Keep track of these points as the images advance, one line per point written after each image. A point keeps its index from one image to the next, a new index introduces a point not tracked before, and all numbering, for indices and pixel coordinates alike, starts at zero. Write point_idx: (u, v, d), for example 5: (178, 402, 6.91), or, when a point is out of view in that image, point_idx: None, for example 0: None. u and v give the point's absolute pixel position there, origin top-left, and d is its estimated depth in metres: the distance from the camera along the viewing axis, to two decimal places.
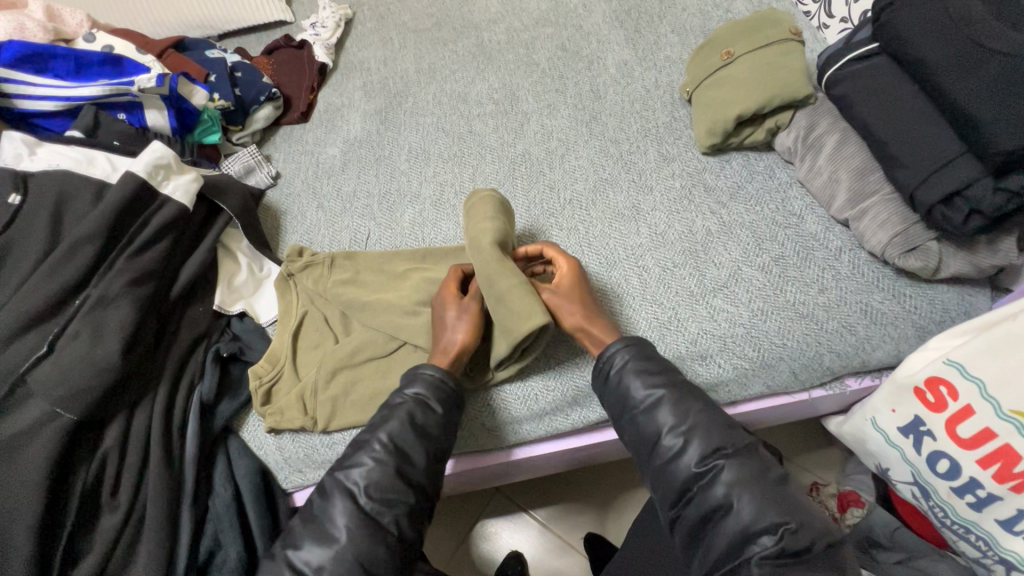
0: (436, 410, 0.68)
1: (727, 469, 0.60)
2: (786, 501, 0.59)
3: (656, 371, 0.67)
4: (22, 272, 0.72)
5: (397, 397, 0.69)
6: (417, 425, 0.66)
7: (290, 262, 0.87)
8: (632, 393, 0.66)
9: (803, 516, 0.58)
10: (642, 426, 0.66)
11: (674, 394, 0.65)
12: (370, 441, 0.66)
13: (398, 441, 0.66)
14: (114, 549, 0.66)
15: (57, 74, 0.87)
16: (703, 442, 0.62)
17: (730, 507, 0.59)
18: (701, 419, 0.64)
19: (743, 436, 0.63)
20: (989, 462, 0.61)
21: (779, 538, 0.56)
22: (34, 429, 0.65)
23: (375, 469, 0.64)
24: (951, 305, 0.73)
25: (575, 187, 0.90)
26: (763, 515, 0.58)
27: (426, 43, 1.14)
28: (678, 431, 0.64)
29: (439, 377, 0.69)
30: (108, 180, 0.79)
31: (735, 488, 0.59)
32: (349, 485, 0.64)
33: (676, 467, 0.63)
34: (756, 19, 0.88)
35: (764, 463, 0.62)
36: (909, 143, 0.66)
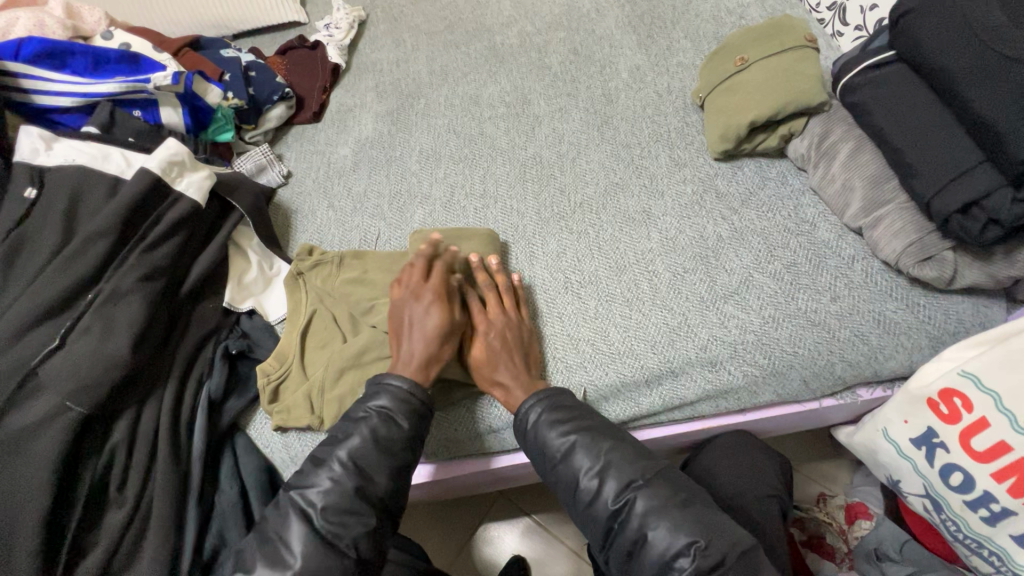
0: (402, 424, 0.66)
1: (639, 500, 0.61)
2: (700, 519, 0.59)
3: (569, 416, 0.67)
4: (37, 266, 0.72)
5: (359, 411, 0.67)
6: (381, 444, 0.65)
7: (300, 260, 0.87)
8: (549, 443, 0.66)
9: (714, 531, 0.58)
10: (562, 473, 0.66)
11: (588, 436, 0.65)
12: (328, 460, 0.64)
13: (359, 462, 0.64)
14: (121, 543, 0.66)
15: (75, 70, 0.88)
16: (617, 477, 0.63)
17: (644, 537, 0.59)
18: (614, 455, 0.64)
19: (656, 463, 0.64)
20: (1004, 476, 0.60)
21: (694, 559, 0.56)
22: (44, 422, 0.66)
23: (332, 491, 0.62)
24: (967, 316, 0.72)
25: (585, 190, 0.90)
26: (675, 536, 0.58)
27: (438, 45, 1.15)
28: (593, 473, 0.64)
29: (406, 391, 0.67)
30: (123, 175, 0.80)
31: (649, 517, 0.60)
32: (306, 506, 0.62)
33: (597, 506, 0.63)
34: (770, 25, 0.87)
35: (677, 484, 0.62)
36: (925, 151, 0.65)
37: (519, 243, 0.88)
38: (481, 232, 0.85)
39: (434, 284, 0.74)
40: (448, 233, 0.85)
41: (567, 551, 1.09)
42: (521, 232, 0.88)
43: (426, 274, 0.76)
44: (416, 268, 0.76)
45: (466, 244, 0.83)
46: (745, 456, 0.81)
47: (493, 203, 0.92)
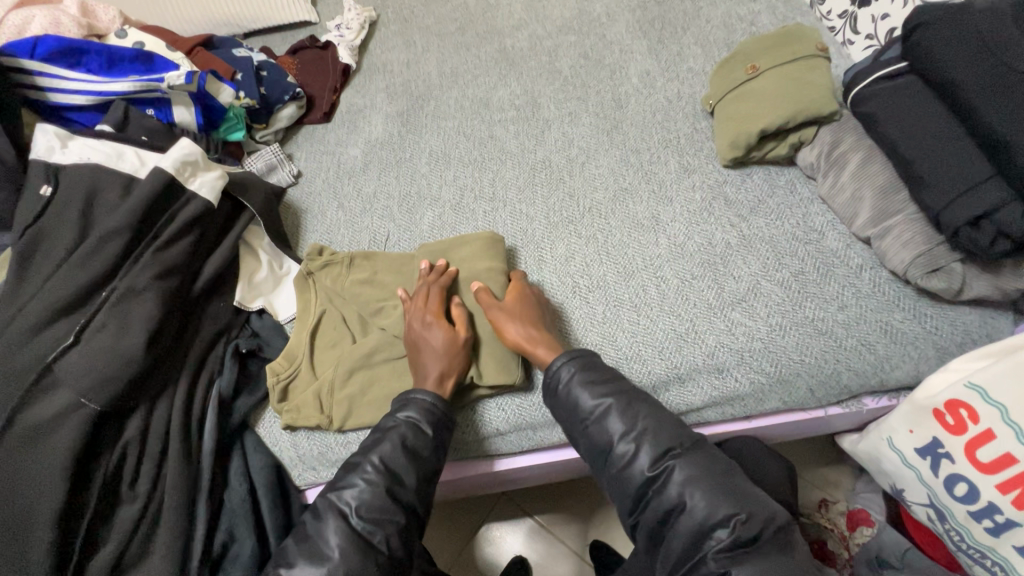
0: (428, 432, 0.68)
1: (678, 469, 0.62)
2: (738, 493, 0.60)
3: (604, 380, 0.68)
4: (52, 264, 0.73)
5: (389, 420, 0.70)
6: (410, 449, 0.67)
7: (311, 259, 0.87)
8: (582, 403, 0.67)
9: (753, 504, 0.59)
10: (593, 435, 0.67)
11: (623, 401, 0.66)
12: (361, 463, 0.67)
13: (390, 464, 0.66)
14: (133, 538, 0.67)
15: (90, 68, 0.89)
16: (654, 444, 0.63)
17: (683, 504, 0.60)
18: (650, 423, 0.65)
19: (690, 433, 0.65)
20: (1009, 487, 0.61)
21: (733, 529, 0.57)
22: (60, 418, 0.66)
23: (366, 491, 0.65)
24: (974, 328, 0.72)
25: (595, 195, 0.91)
26: (714, 507, 0.59)
27: (449, 47, 1.15)
28: (629, 437, 0.64)
29: (430, 402, 0.69)
30: (137, 174, 0.81)
31: (688, 487, 0.60)
32: (342, 506, 0.64)
33: (630, 473, 0.63)
34: (782, 34, 0.88)
35: (714, 457, 0.63)
36: (935, 163, 0.65)
37: (524, 249, 0.88)
38: (481, 235, 0.84)
39: (434, 306, 0.76)
40: (443, 243, 0.85)
41: (568, 551, 1.09)
42: (530, 237, 0.89)
43: (425, 297, 0.77)
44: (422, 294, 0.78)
45: (463, 252, 0.83)
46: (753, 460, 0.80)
47: (502, 207, 0.93)
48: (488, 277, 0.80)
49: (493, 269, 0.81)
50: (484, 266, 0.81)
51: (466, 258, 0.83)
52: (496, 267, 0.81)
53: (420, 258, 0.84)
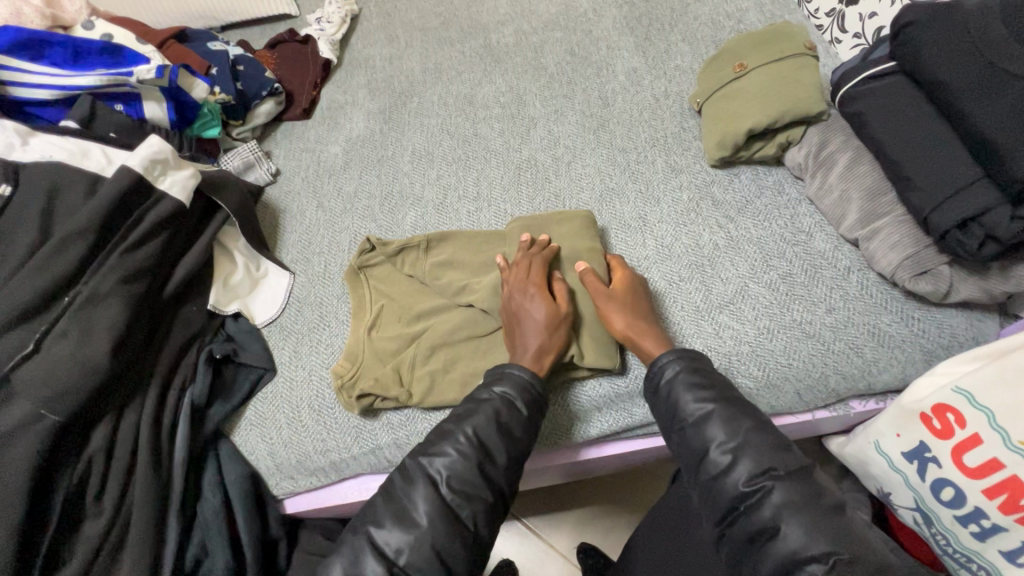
0: (521, 410, 0.65)
1: (777, 491, 0.56)
2: (845, 531, 0.53)
3: (709, 384, 0.65)
4: (10, 266, 0.69)
5: (482, 392, 0.67)
6: (503, 425, 0.64)
7: (362, 254, 0.84)
8: (682, 405, 0.64)
9: (860, 547, 0.52)
10: (689, 439, 0.63)
11: (727, 410, 0.62)
12: (453, 432, 0.63)
13: (482, 439, 0.63)
14: (98, 555, 0.64)
15: (54, 61, 0.85)
16: (754, 460, 0.58)
17: (777, 529, 0.54)
18: (754, 437, 0.60)
19: (798, 457, 0.58)
20: (996, 493, 0.60)
21: (831, 569, 0.51)
22: (19, 430, 0.63)
23: (458, 461, 0.61)
24: (960, 331, 0.72)
25: (581, 196, 0.89)
26: (812, 539, 0.52)
27: (432, 42, 1.12)
28: (727, 448, 0.60)
29: (526, 380, 0.67)
30: (103, 173, 0.77)
31: (785, 511, 0.55)
32: (432, 473, 0.61)
33: (724, 483, 0.59)
34: (770, 32, 0.86)
35: (820, 489, 0.57)
36: (923, 165, 0.64)
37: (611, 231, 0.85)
38: (576, 215, 0.82)
39: (537, 280, 0.74)
40: (539, 218, 0.83)
41: (557, 555, 1.08)
42: None
43: (526, 268, 0.75)
44: (523, 267, 0.75)
45: (561, 230, 0.81)
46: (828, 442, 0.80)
47: (486, 207, 0.91)
48: (591, 258, 0.78)
49: (594, 250, 0.80)
50: (586, 247, 0.79)
51: (564, 236, 0.81)
52: (598, 249, 0.80)
53: (513, 233, 0.82)
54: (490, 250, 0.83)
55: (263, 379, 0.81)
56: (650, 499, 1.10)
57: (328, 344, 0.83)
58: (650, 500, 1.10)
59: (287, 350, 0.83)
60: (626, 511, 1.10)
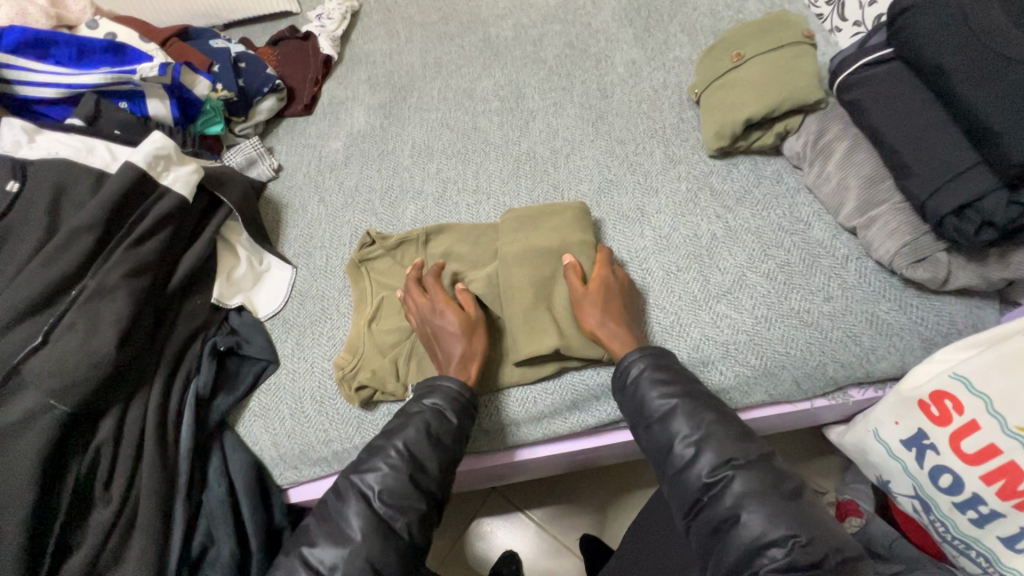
0: (452, 421, 0.67)
1: (737, 480, 0.58)
2: (802, 515, 0.56)
3: (672, 379, 0.66)
4: (18, 262, 0.71)
5: (414, 405, 0.68)
6: (433, 436, 0.66)
7: (362, 248, 0.85)
8: (648, 401, 0.65)
9: (817, 530, 0.55)
10: (656, 435, 0.65)
11: (690, 404, 0.64)
12: (385, 448, 0.65)
13: (414, 451, 0.65)
14: (107, 542, 0.66)
15: (59, 60, 0.86)
16: (716, 451, 0.61)
17: (738, 517, 0.57)
18: (717, 429, 0.62)
19: (758, 447, 0.61)
20: (994, 479, 0.60)
21: (790, 551, 0.54)
22: (29, 420, 0.65)
23: (390, 476, 0.63)
24: (959, 318, 0.72)
25: (579, 188, 0.89)
26: (772, 525, 0.55)
27: (432, 37, 1.13)
28: (690, 441, 0.62)
29: (457, 390, 0.68)
30: (107, 169, 0.78)
31: (746, 500, 0.57)
32: (364, 489, 0.63)
33: (688, 476, 0.61)
34: (767, 21, 0.86)
35: (779, 475, 0.59)
36: (921, 151, 0.64)
37: (608, 223, 0.85)
38: (570, 207, 0.81)
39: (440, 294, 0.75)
40: (534, 210, 0.82)
41: (559, 545, 1.09)
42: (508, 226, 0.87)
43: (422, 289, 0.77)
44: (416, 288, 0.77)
45: (554, 222, 0.80)
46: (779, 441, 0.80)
47: (485, 199, 0.91)
48: (579, 251, 0.78)
49: (585, 243, 0.79)
50: (576, 240, 0.78)
51: (550, 228, 0.80)
52: (587, 241, 0.79)
53: (507, 225, 0.82)
54: (485, 243, 0.83)
55: (266, 371, 0.82)
56: (648, 488, 1.11)
57: (330, 336, 0.84)
58: (648, 489, 1.11)
59: (290, 342, 0.84)
60: (628, 501, 1.11)
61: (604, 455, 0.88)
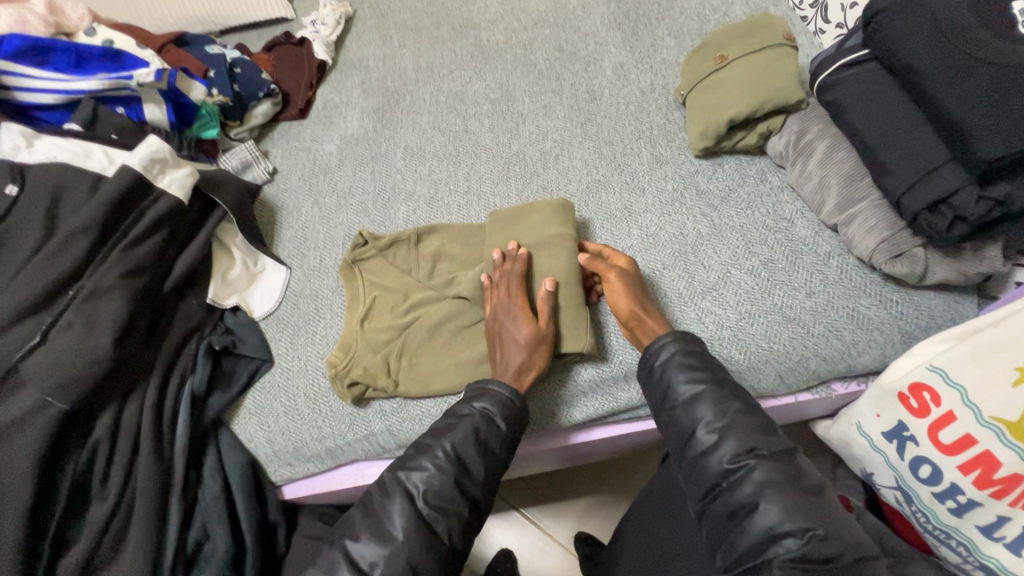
0: (502, 426, 0.66)
1: (759, 470, 0.58)
2: (820, 508, 0.55)
3: (701, 366, 0.67)
4: (17, 264, 0.72)
5: (462, 407, 0.68)
6: (481, 441, 0.65)
7: (355, 248, 0.87)
8: (674, 385, 0.66)
9: (835, 525, 0.54)
10: (679, 419, 0.65)
11: (717, 390, 0.64)
12: (432, 447, 0.64)
13: (460, 454, 0.64)
14: (104, 536, 0.67)
15: (57, 67, 0.88)
16: (739, 439, 0.60)
17: (755, 505, 0.56)
18: (740, 418, 0.62)
19: (782, 441, 0.61)
20: (969, 468, 0.61)
21: (805, 543, 0.53)
22: (27, 417, 0.66)
23: (436, 477, 0.62)
24: (938, 312, 0.73)
25: (568, 188, 0.91)
26: (790, 516, 0.55)
27: (425, 42, 1.15)
28: (714, 428, 0.62)
29: (507, 396, 0.67)
30: (104, 173, 0.80)
31: (765, 489, 0.57)
32: (409, 488, 0.62)
33: (708, 462, 0.61)
34: (749, 24, 0.88)
35: (800, 470, 0.59)
36: (896, 150, 0.66)
37: (597, 223, 0.87)
38: (549, 203, 0.82)
39: (515, 293, 0.74)
40: (514, 210, 0.83)
41: (554, 543, 1.10)
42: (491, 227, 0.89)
43: (507, 287, 0.76)
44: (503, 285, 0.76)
45: (532, 220, 0.81)
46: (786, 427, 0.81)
47: (476, 200, 0.93)
48: (557, 244, 0.78)
49: (561, 236, 0.79)
50: (551, 235, 0.79)
51: (542, 226, 0.80)
52: (565, 233, 0.79)
53: (491, 226, 0.83)
54: (473, 245, 0.85)
55: (260, 369, 0.83)
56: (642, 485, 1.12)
57: (324, 335, 0.85)
58: (642, 484, 1.12)
59: (284, 341, 0.86)
60: (621, 497, 1.12)
61: (604, 448, 0.89)
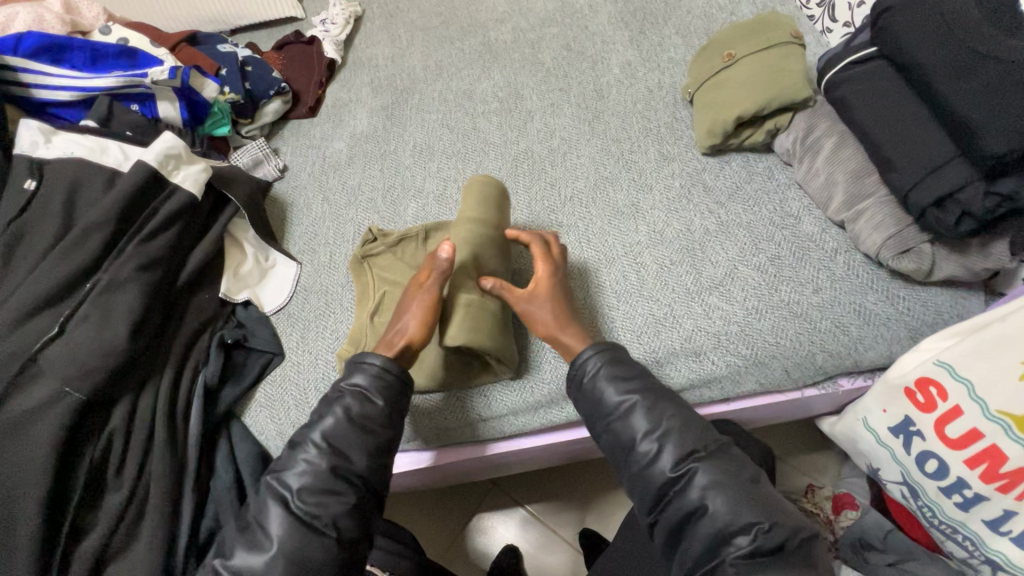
0: (376, 402, 0.66)
1: (702, 472, 0.60)
2: (761, 500, 0.59)
3: (630, 375, 0.67)
4: (35, 257, 0.74)
5: (337, 388, 0.68)
6: (357, 422, 0.65)
7: (365, 245, 0.88)
8: (607, 398, 0.66)
9: (778, 514, 0.58)
10: (618, 432, 0.65)
11: (649, 398, 0.65)
12: (304, 443, 0.64)
13: (333, 442, 0.64)
14: (118, 525, 0.68)
15: (74, 64, 0.90)
16: (678, 445, 0.62)
17: (704, 508, 0.59)
18: (675, 422, 0.63)
19: (714, 435, 0.63)
20: (976, 462, 0.62)
21: (754, 538, 0.56)
22: (46, 407, 0.68)
23: (308, 473, 0.62)
24: (945, 308, 0.74)
25: (576, 185, 0.92)
26: (737, 514, 0.58)
27: (433, 41, 1.16)
28: (653, 436, 0.63)
29: (380, 367, 0.67)
30: (120, 168, 0.81)
31: (710, 491, 0.59)
32: (283, 489, 0.62)
33: (653, 472, 0.62)
34: (757, 22, 0.89)
35: (738, 463, 0.62)
36: (904, 147, 0.66)
37: (605, 218, 0.88)
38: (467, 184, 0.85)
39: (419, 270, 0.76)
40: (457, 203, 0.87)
41: (559, 540, 1.11)
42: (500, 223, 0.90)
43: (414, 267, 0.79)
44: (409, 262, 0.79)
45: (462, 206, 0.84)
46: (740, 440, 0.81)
47: None
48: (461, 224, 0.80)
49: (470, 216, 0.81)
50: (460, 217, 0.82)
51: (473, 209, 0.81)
52: (481, 212, 0.81)
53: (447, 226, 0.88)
54: None
55: (271, 363, 0.84)
56: None
57: (333, 330, 0.86)
58: None
59: (294, 336, 0.87)
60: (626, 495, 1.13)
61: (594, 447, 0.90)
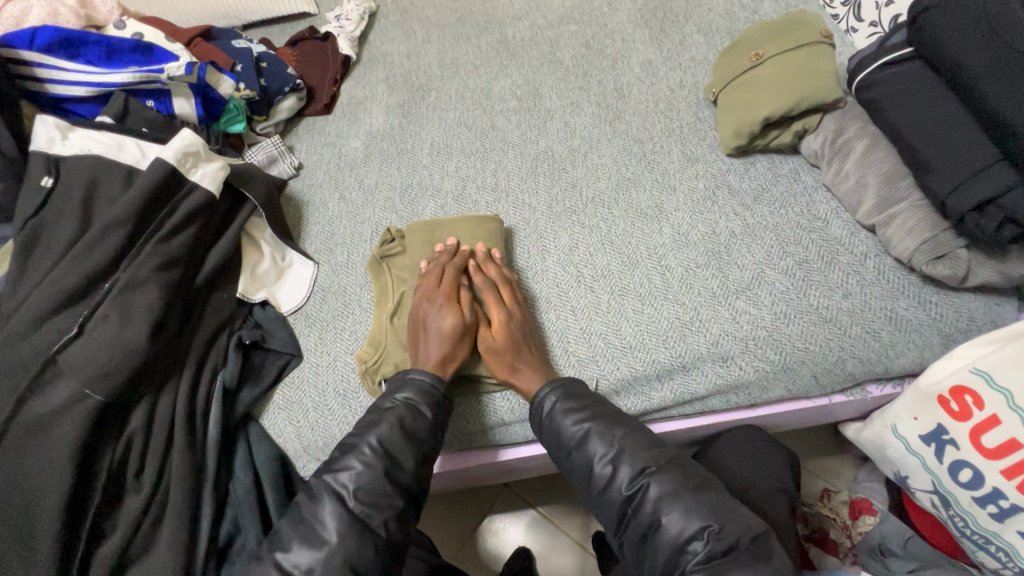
0: (427, 414, 0.68)
1: (653, 486, 0.61)
2: (715, 504, 0.59)
3: (583, 405, 0.68)
4: (54, 256, 0.73)
5: (387, 401, 0.69)
6: (407, 430, 0.66)
7: (384, 244, 0.87)
8: (564, 430, 0.67)
9: (727, 517, 0.58)
10: (576, 460, 0.66)
11: (602, 424, 0.66)
12: (360, 444, 0.65)
13: (387, 446, 0.65)
14: (139, 530, 0.67)
15: (89, 59, 0.88)
16: (630, 464, 0.63)
17: (658, 521, 0.60)
18: (626, 441, 0.64)
19: (667, 450, 0.64)
20: (1013, 473, 0.61)
21: (707, 542, 0.57)
22: (65, 408, 0.67)
23: (364, 474, 0.63)
24: (978, 313, 0.72)
25: (597, 185, 0.90)
26: (688, 520, 0.58)
27: (449, 38, 1.14)
28: (607, 459, 0.64)
29: (429, 383, 0.69)
30: (138, 166, 0.80)
31: (662, 503, 0.60)
32: (337, 488, 0.63)
33: (610, 491, 0.63)
34: (785, 21, 0.87)
35: (690, 471, 0.63)
36: (943, 150, 0.65)
37: (629, 219, 0.86)
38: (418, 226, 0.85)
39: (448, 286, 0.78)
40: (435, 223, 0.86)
41: (571, 543, 1.10)
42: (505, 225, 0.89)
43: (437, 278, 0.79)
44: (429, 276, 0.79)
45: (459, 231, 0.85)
46: (749, 449, 0.80)
47: (504, 197, 0.92)
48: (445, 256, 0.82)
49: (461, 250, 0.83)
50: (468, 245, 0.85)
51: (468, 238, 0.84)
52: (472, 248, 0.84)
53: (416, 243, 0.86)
54: None
55: (289, 364, 0.83)
56: None
57: (352, 331, 0.85)
58: None
59: (312, 337, 0.85)
60: None
61: None
